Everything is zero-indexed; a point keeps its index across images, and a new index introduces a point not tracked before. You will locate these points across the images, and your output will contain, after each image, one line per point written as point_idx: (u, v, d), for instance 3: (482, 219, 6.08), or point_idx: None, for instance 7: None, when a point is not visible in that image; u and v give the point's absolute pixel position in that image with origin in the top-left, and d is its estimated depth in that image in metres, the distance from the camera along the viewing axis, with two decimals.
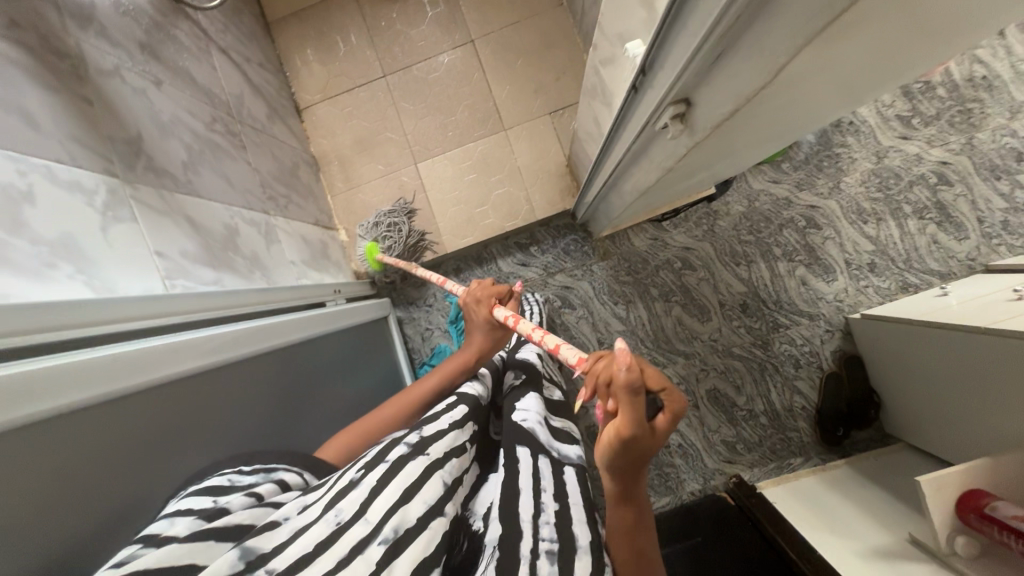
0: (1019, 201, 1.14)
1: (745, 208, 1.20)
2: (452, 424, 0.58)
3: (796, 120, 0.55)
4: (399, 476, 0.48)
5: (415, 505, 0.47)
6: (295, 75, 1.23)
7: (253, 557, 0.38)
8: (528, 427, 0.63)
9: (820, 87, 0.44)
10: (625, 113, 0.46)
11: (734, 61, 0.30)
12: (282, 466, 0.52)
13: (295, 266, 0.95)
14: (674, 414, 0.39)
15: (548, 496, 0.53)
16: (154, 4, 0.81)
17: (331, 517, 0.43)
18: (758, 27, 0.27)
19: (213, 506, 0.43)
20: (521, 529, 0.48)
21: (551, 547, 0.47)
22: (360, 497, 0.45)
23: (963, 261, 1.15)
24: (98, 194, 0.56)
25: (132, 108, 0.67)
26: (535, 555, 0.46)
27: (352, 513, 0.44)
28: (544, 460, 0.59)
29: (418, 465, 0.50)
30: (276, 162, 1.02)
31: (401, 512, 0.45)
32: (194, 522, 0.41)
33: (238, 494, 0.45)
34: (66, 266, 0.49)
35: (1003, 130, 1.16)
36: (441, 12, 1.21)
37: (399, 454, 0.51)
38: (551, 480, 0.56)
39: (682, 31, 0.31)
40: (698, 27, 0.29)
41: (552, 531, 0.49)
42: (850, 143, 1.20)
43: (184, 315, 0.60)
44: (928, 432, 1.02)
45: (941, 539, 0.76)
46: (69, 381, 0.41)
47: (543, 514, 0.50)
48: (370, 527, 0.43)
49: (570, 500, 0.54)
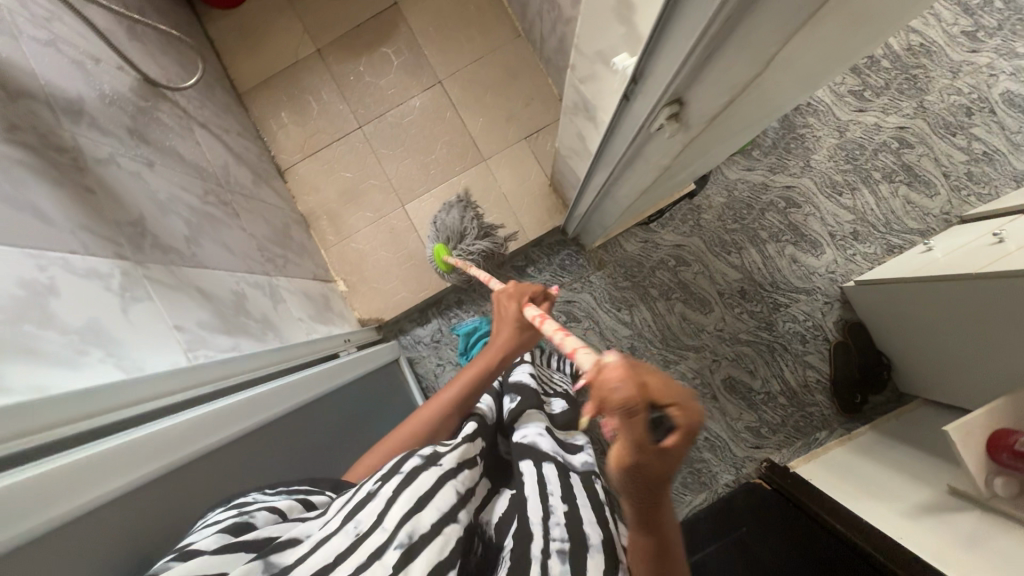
0: (978, 152, 1.21)
1: (725, 198, 1.25)
2: (463, 438, 0.56)
3: (772, 106, 0.59)
4: (411, 487, 0.47)
5: (428, 511, 0.46)
6: (272, 138, 1.26)
7: (275, 568, 0.38)
8: (529, 441, 0.60)
9: (791, 73, 0.47)
10: (614, 125, 0.49)
11: (723, 59, 0.33)
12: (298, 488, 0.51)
13: (303, 322, 0.95)
14: (687, 432, 0.29)
15: (555, 497, 0.53)
16: (135, 91, 0.83)
17: (351, 528, 0.42)
18: (745, 23, 0.29)
19: (238, 522, 0.42)
20: (532, 530, 0.48)
21: (562, 547, 0.48)
22: (377, 506, 0.44)
23: (939, 216, 1.20)
24: (115, 278, 0.57)
25: (132, 192, 0.69)
26: (546, 555, 0.46)
27: (370, 524, 0.43)
28: (549, 466, 0.57)
29: (431, 475, 0.49)
30: (269, 225, 1.04)
31: (417, 518, 0.44)
32: (219, 537, 0.40)
33: (261, 511, 0.44)
34: (96, 351, 0.49)
35: (949, 89, 1.24)
36: (405, 60, 1.26)
37: (413, 465, 0.49)
38: (558, 484, 0.55)
39: (670, 38, 0.34)
40: (686, 35, 0.32)
41: (563, 530, 0.49)
42: (812, 122, 1.25)
43: (211, 384, 0.60)
44: (941, 384, 1.04)
45: (981, 483, 0.78)
46: (124, 459, 0.42)
47: (553, 515, 0.50)
48: (387, 534, 0.42)
49: (578, 501, 0.54)
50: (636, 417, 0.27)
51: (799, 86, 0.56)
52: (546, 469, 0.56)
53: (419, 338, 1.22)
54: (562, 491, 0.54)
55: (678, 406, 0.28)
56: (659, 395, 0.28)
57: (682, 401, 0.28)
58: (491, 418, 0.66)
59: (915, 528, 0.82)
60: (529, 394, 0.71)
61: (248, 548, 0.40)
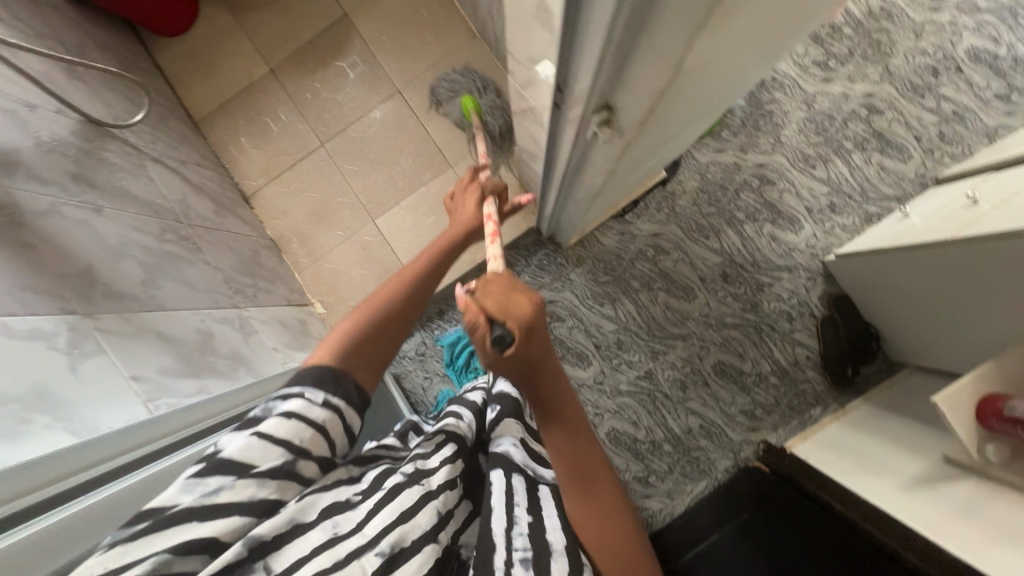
0: (947, 112, 1.20)
1: (698, 182, 1.23)
2: (444, 460, 0.51)
3: (730, 86, 0.56)
4: (394, 501, 0.45)
5: (410, 527, 0.44)
6: (233, 165, 1.24)
7: (256, 544, 0.39)
8: (502, 451, 0.55)
9: (735, 61, 0.44)
10: (556, 130, 0.47)
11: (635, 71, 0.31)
12: (300, 389, 0.46)
13: (279, 352, 0.91)
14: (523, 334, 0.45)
15: (520, 507, 0.49)
16: (77, 134, 0.81)
17: (327, 526, 0.42)
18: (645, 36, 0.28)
19: (213, 458, 0.40)
20: (493, 541, 0.45)
21: (525, 555, 0.44)
22: (356, 514, 0.44)
23: (914, 180, 1.19)
24: (61, 335, 0.55)
25: (78, 241, 0.67)
26: (509, 567, 0.43)
27: (349, 527, 0.42)
28: (518, 478, 0.52)
29: (414, 493, 0.46)
30: (236, 255, 1.02)
31: (399, 532, 0.43)
32: (190, 482, 0.39)
33: (238, 438, 0.42)
34: (41, 418, 0.47)
35: (914, 51, 1.22)
36: (362, 72, 1.24)
37: (396, 482, 0.47)
38: (527, 495, 0.51)
39: (579, 50, 0.32)
40: (593, 46, 0.30)
41: (527, 540, 0.46)
42: (778, 97, 1.24)
43: (177, 432, 0.58)
44: (929, 352, 1.03)
45: (973, 451, 0.77)
46: (62, 536, 0.40)
47: (517, 525, 0.47)
48: (367, 538, 0.42)
49: (546, 511, 0.50)
50: (480, 328, 0.45)
51: (754, 64, 0.53)
52: (515, 480, 0.52)
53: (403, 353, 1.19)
54: (529, 501, 0.50)
55: (508, 317, 0.45)
56: (493, 311, 0.45)
57: (511, 313, 0.45)
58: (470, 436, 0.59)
59: (912, 500, 0.82)
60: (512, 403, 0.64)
61: (245, 509, 0.40)
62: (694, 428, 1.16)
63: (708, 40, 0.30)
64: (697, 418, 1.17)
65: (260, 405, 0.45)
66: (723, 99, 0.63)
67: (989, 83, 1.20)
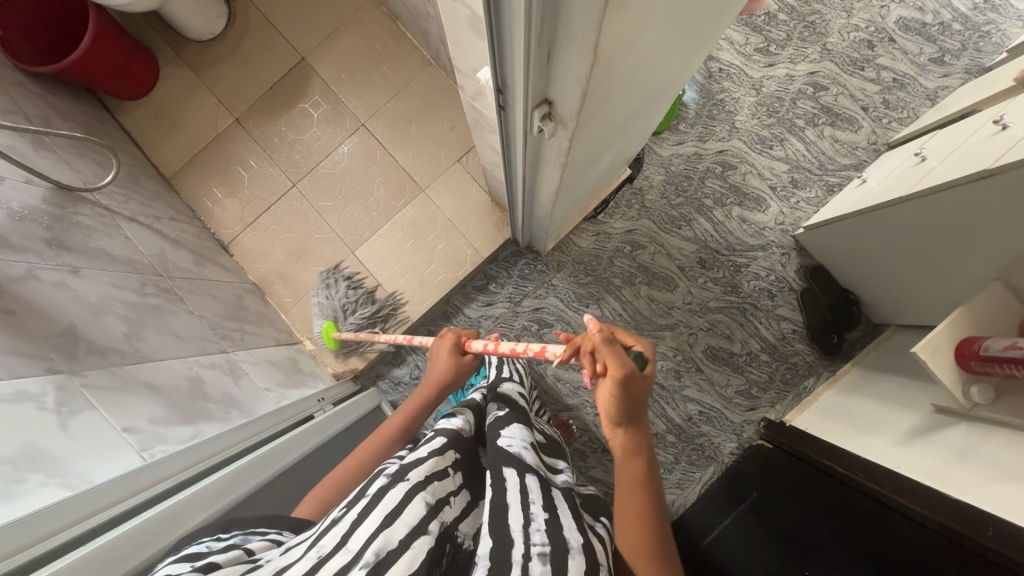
0: (888, 80, 1.26)
1: (664, 175, 1.27)
2: (430, 451, 0.50)
3: (672, 65, 0.59)
4: (379, 506, 0.42)
5: (395, 528, 0.41)
6: (208, 216, 1.25)
7: None
8: (515, 451, 0.54)
9: (664, 43, 0.48)
10: (507, 129, 0.50)
11: (561, 64, 0.35)
12: (279, 530, 0.49)
13: (271, 392, 0.90)
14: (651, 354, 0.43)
15: (536, 505, 0.47)
16: (49, 201, 0.82)
17: (313, 555, 0.40)
18: (560, 27, 0.32)
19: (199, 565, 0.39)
20: (512, 539, 0.43)
21: (543, 549, 0.42)
22: (342, 531, 0.41)
23: (867, 147, 1.24)
24: (47, 395, 0.55)
25: (60, 304, 0.68)
26: (527, 561, 0.40)
27: (334, 547, 0.40)
28: (532, 478, 0.51)
29: (398, 492, 0.44)
30: (219, 301, 1.02)
31: (383, 536, 0.40)
32: None
33: (222, 554, 0.41)
34: (36, 475, 0.47)
35: (847, 28, 1.29)
36: (326, 111, 1.27)
37: (379, 486, 0.45)
38: (540, 494, 0.49)
39: (507, 51, 0.36)
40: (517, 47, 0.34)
41: (545, 536, 0.43)
42: (727, 86, 1.29)
43: (170, 478, 0.57)
44: (906, 309, 1.06)
45: (958, 395, 0.80)
46: None
47: (534, 522, 0.45)
48: (351, 556, 0.39)
49: (559, 510, 0.48)
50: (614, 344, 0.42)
51: (688, 46, 0.57)
52: (529, 480, 0.51)
53: (397, 379, 1.19)
54: (543, 499, 0.49)
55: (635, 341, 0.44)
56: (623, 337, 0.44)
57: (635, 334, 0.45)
58: (470, 431, 0.59)
59: (910, 453, 0.83)
60: (518, 407, 0.66)
61: None
62: (694, 416, 1.17)
63: (618, 32, 0.34)
64: (696, 404, 1.17)
65: (237, 536, 0.45)
66: (670, 79, 0.66)
67: (923, 49, 1.26)
